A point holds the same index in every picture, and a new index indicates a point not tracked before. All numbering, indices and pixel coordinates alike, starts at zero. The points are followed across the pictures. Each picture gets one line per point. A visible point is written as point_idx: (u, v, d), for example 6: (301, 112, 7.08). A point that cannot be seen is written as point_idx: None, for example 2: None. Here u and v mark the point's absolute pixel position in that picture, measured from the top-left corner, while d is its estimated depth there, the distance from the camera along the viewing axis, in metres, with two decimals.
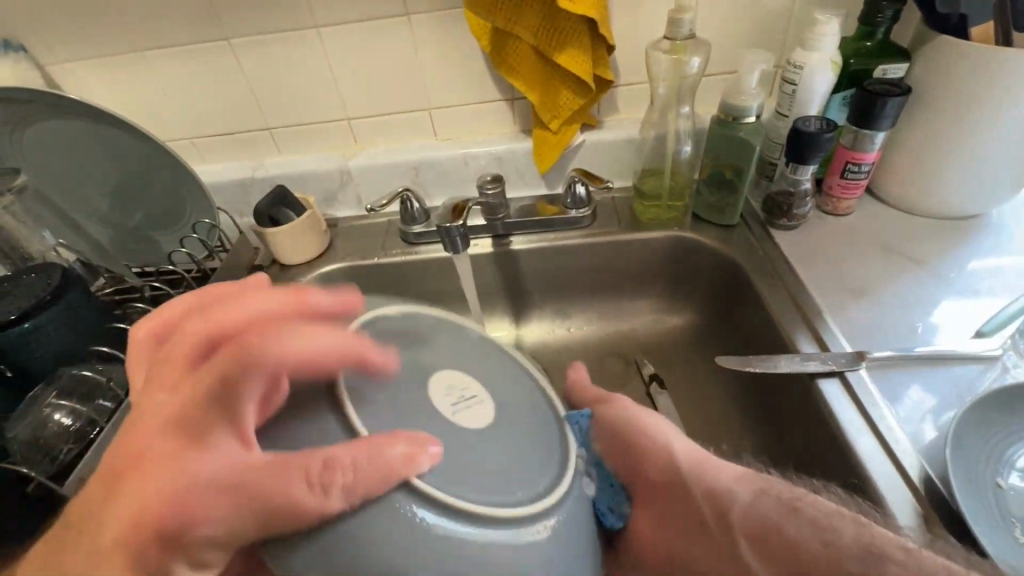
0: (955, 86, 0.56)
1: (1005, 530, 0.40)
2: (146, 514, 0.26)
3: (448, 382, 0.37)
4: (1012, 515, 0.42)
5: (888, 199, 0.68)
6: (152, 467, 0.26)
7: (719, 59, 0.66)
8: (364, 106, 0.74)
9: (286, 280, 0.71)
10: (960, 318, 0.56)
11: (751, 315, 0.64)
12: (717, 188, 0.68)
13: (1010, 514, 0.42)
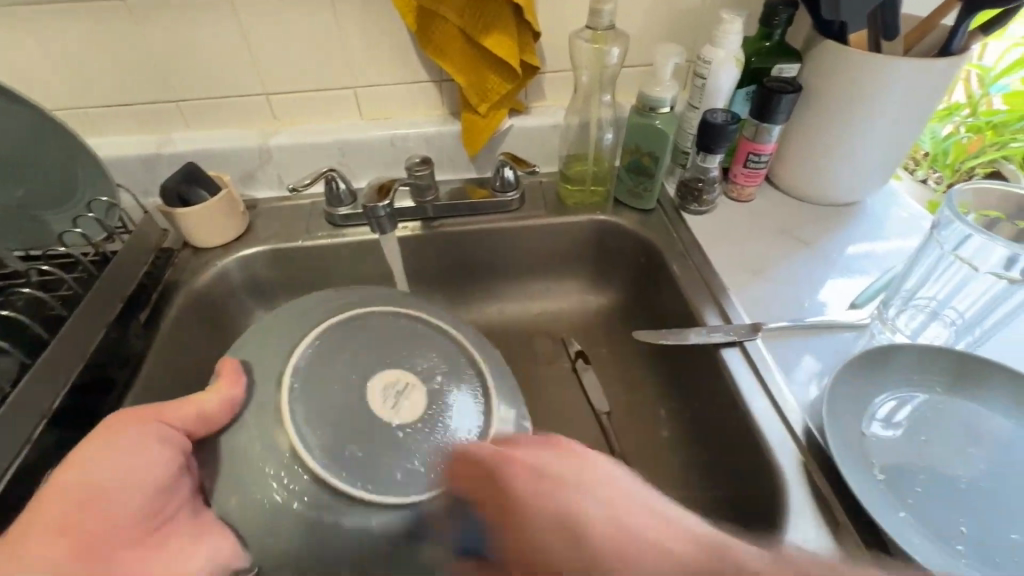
0: (839, 86, 0.62)
1: (865, 468, 0.46)
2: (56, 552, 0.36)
3: (384, 387, 0.45)
4: (874, 458, 0.47)
5: (783, 188, 0.76)
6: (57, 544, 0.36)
7: (638, 52, 0.70)
8: (283, 82, 0.71)
9: (198, 265, 0.67)
10: (840, 291, 0.63)
11: (666, 293, 0.69)
12: (636, 173, 0.71)
13: (872, 457, 0.47)
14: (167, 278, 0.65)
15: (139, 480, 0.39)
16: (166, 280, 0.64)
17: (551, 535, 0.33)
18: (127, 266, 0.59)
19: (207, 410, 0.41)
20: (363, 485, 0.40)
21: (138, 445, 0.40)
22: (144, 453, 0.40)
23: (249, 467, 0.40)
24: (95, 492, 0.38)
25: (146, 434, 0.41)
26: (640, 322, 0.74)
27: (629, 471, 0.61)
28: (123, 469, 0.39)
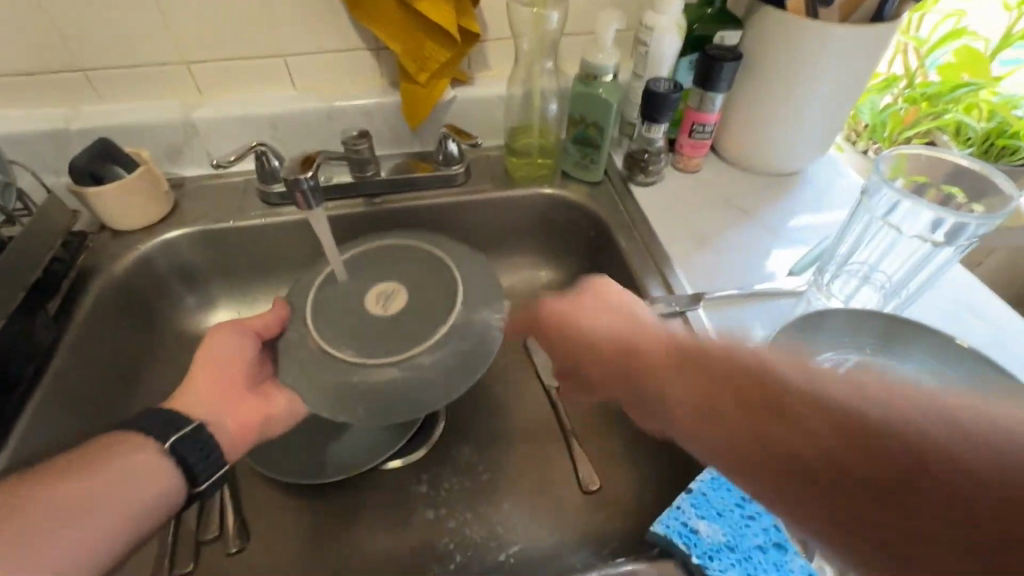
0: (777, 53, 0.62)
1: None
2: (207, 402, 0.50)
3: (375, 297, 0.55)
4: None
5: (729, 159, 0.76)
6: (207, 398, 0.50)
7: (581, 18, 0.67)
8: (204, 49, 0.66)
9: (117, 249, 0.63)
10: (780, 261, 0.64)
11: (613, 266, 0.68)
12: (582, 145, 0.70)
13: None
14: (80, 264, 0.60)
15: (243, 367, 0.54)
16: (79, 267, 0.59)
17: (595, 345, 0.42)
18: (27, 252, 0.54)
19: (268, 322, 0.56)
20: (380, 359, 0.49)
21: (235, 346, 0.54)
22: (244, 348, 0.54)
23: (302, 376, 0.49)
24: (224, 372, 0.53)
25: (240, 338, 0.55)
26: None
27: (578, 444, 0.61)
28: (231, 360, 0.53)
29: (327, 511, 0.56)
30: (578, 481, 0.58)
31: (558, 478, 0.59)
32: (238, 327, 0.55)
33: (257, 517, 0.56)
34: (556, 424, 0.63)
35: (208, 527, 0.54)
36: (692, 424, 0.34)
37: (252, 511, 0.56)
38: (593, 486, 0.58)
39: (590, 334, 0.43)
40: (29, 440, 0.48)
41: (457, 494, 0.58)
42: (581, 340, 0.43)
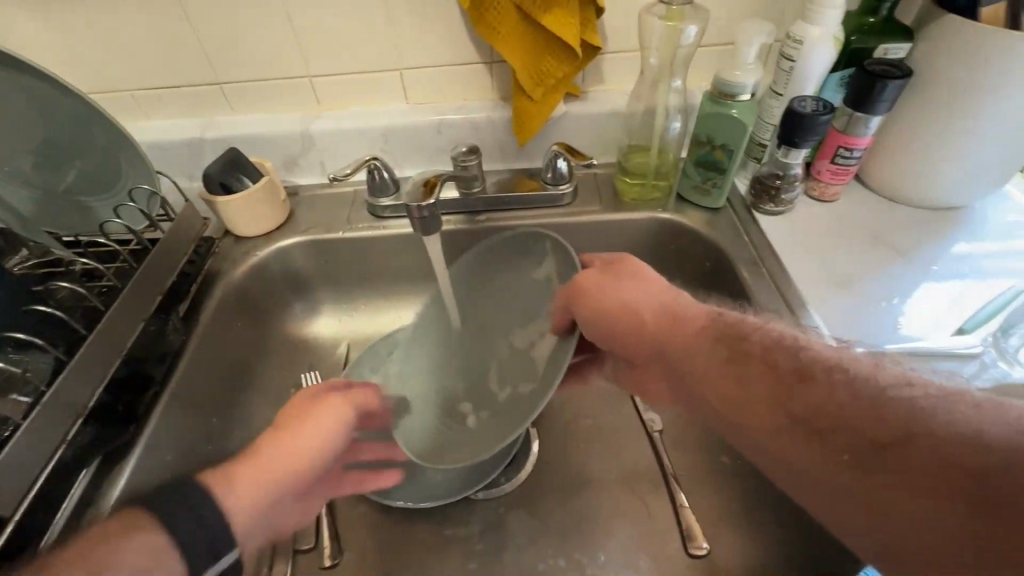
0: (959, 69, 0.53)
1: None
2: (274, 464, 0.43)
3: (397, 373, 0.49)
4: None
5: (874, 185, 0.67)
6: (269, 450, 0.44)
7: (714, 30, 0.61)
8: (327, 63, 0.67)
9: (239, 254, 0.66)
10: (938, 303, 0.56)
11: (733, 302, 0.62)
12: (705, 167, 0.64)
13: None
14: (208, 268, 0.63)
15: (298, 461, 0.44)
16: (206, 271, 0.63)
17: (659, 338, 0.45)
18: (166, 257, 0.57)
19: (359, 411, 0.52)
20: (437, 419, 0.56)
21: (316, 416, 0.47)
22: (296, 468, 0.44)
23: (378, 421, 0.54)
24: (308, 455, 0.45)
25: (329, 416, 0.48)
26: None
27: (683, 495, 0.55)
28: (301, 450, 0.45)
29: (420, 535, 0.56)
30: (683, 541, 0.53)
31: (662, 534, 0.54)
32: (339, 407, 0.49)
33: (351, 532, 0.56)
34: (659, 470, 0.59)
35: (305, 537, 0.54)
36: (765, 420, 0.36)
37: (347, 525, 0.57)
38: (702, 550, 0.52)
39: (635, 318, 0.47)
40: (156, 439, 0.51)
41: (552, 538, 0.55)
42: (609, 316, 0.46)
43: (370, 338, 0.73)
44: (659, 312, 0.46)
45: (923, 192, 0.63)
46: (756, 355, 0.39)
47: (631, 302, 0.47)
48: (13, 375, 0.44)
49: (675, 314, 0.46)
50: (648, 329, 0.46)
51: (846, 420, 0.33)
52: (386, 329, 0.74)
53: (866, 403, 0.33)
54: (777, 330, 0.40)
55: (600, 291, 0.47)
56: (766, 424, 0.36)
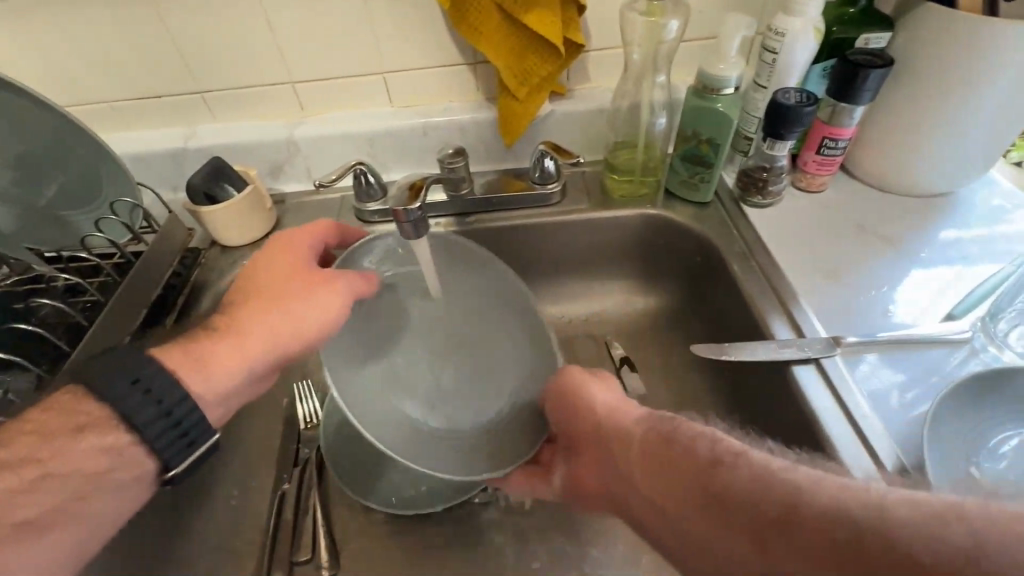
0: (939, 57, 0.53)
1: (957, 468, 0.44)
2: (268, 336, 0.44)
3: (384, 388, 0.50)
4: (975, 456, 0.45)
5: (859, 175, 0.67)
6: (257, 327, 0.44)
7: (697, 25, 0.61)
8: (308, 68, 0.67)
9: (226, 264, 0.65)
10: (926, 292, 0.56)
11: (724, 296, 0.62)
12: (692, 163, 0.64)
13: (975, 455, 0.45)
14: (194, 280, 0.62)
15: (279, 334, 0.44)
16: (193, 283, 0.62)
17: (594, 414, 0.46)
18: (150, 270, 0.56)
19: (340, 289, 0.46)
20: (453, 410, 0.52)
21: (308, 291, 0.45)
22: (277, 341, 0.44)
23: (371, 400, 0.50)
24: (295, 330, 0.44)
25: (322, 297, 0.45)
26: (695, 325, 0.68)
27: None
28: (282, 326, 0.44)
29: (418, 542, 0.55)
30: None
31: None
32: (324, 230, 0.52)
33: (348, 542, 0.56)
34: None
35: (302, 548, 0.54)
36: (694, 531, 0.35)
37: (344, 534, 0.56)
38: None
39: (584, 404, 0.47)
40: None
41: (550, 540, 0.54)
42: (576, 417, 0.47)
43: None
44: (609, 405, 0.47)
45: (905, 181, 0.63)
46: (697, 476, 0.36)
47: (595, 393, 0.47)
48: None
49: (615, 418, 0.45)
50: (590, 421, 0.47)
51: (766, 509, 0.31)
52: None
53: (776, 499, 0.31)
54: (710, 434, 0.38)
55: (585, 382, 0.47)
56: (705, 532, 0.34)
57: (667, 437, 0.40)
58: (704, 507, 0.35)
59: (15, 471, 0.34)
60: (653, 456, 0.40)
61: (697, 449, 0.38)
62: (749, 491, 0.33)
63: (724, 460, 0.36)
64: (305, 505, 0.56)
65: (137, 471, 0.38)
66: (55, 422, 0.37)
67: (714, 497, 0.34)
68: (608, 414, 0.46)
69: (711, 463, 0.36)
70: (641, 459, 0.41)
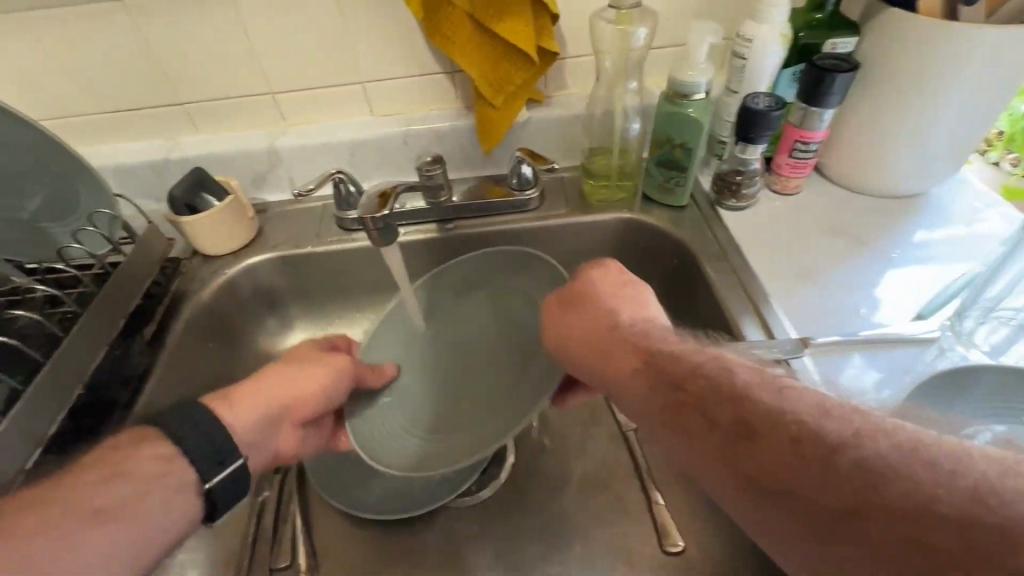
0: (904, 61, 0.54)
1: None
2: (283, 394, 0.51)
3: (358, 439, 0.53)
4: None
5: (833, 177, 0.68)
6: (279, 379, 0.51)
7: (668, 32, 0.62)
8: (288, 79, 0.68)
9: (207, 274, 0.65)
10: (897, 291, 0.57)
11: (700, 299, 0.63)
12: (667, 167, 0.65)
13: None
14: (173, 290, 0.62)
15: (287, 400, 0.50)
16: (172, 293, 0.62)
17: (592, 328, 0.42)
18: (128, 281, 0.56)
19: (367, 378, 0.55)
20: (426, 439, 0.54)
21: (320, 361, 0.53)
22: (284, 394, 0.50)
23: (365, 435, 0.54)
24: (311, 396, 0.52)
25: (327, 371, 0.53)
26: (673, 328, 0.69)
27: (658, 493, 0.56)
28: (290, 386, 0.51)
29: (397, 548, 0.55)
30: (659, 539, 0.53)
31: (639, 533, 0.54)
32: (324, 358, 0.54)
33: (328, 549, 0.56)
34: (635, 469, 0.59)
35: (281, 555, 0.54)
36: (697, 460, 0.33)
37: (324, 541, 0.56)
38: (678, 547, 0.52)
39: (575, 332, 0.43)
40: None
41: (529, 544, 0.55)
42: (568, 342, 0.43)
43: None
44: (601, 321, 0.43)
45: (877, 184, 0.64)
46: (704, 410, 0.33)
47: (586, 313, 0.44)
48: None
49: (606, 353, 0.41)
50: (585, 345, 0.42)
51: (788, 453, 0.29)
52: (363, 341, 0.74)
53: (799, 454, 0.28)
54: (722, 363, 0.35)
55: (578, 306, 0.45)
56: (705, 468, 0.33)
57: (670, 361, 0.37)
58: (722, 472, 0.32)
59: (97, 473, 0.38)
60: (647, 381, 0.37)
61: (699, 373, 0.35)
62: (772, 427, 0.30)
63: (734, 391, 0.33)
64: (284, 515, 0.57)
65: (183, 477, 0.40)
66: (114, 450, 0.39)
67: (719, 430, 0.32)
68: (599, 350, 0.41)
69: (721, 390, 0.33)
70: (631, 386, 0.38)
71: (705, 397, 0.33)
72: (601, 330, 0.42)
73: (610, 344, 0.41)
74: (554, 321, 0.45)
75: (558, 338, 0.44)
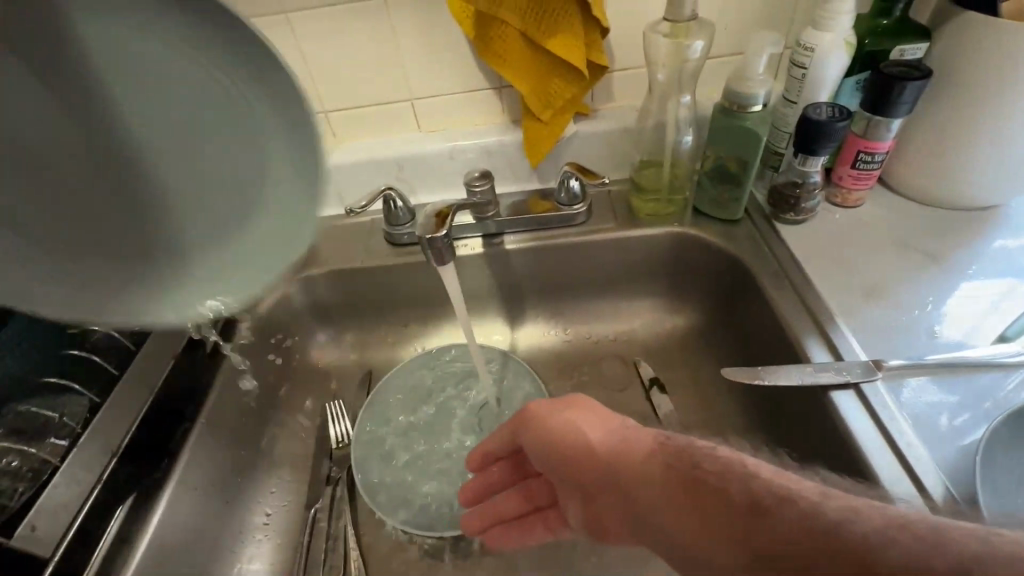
0: (982, 67, 0.51)
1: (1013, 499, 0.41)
2: None
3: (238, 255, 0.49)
4: None
5: (898, 189, 0.65)
6: None
7: (723, 42, 0.61)
8: (341, 98, 0.69)
9: None
10: (974, 311, 0.53)
11: (756, 316, 0.60)
12: (721, 180, 0.63)
13: None
14: None
15: None
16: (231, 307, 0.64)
17: (587, 441, 0.41)
18: None
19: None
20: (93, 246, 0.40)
21: None
22: None
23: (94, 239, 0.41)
24: None
25: None
26: (726, 346, 0.67)
27: None
28: None
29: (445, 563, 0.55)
30: None
31: None
32: None
33: (378, 563, 0.56)
34: None
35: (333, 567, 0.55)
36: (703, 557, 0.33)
37: (374, 555, 0.57)
38: None
39: (575, 438, 0.42)
40: (188, 471, 0.52)
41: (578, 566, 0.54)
42: (557, 450, 0.42)
43: (393, 365, 0.74)
44: (610, 433, 0.41)
45: (948, 195, 0.61)
46: (717, 501, 0.33)
47: (584, 423, 0.42)
48: (51, 419, 0.48)
49: (616, 443, 0.40)
50: (593, 465, 0.40)
51: (799, 532, 0.29)
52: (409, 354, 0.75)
53: (796, 529, 0.30)
54: (731, 462, 0.35)
55: (545, 418, 0.44)
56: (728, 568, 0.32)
57: (672, 455, 0.37)
58: (733, 550, 0.32)
59: None
60: (649, 478, 0.37)
61: (701, 469, 0.35)
62: (781, 515, 0.31)
63: (752, 485, 0.33)
64: (335, 529, 0.56)
65: None
66: None
67: (754, 535, 0.31)
68: (609, 440, 0.41)
69: (712, 478, 0.34)
70: (651, 490, 0.37)
71: (704, 488, 0.34)
72: (613, 423, 0.42)
73: (624, 448, 0.40)
74: (537, 418, 0.44)
75: (550, 427, 0.43)
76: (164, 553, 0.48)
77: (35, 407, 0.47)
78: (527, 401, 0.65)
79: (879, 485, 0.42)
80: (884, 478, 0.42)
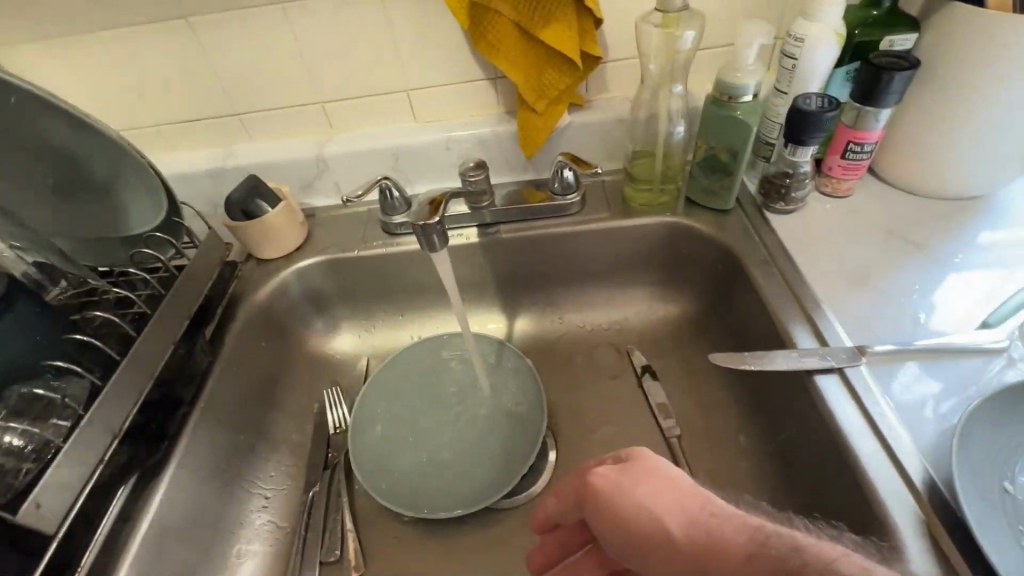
0: (970, 57, 0.52)
1: (989, 478, 0.42)
2: None
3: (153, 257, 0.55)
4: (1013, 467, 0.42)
5: (889, 179, 0.65)
6: None
7: (715, 33, 0.62)
8: (338, 88, 0.70)
9: (261, 277, 0.68)
10: (960, 299, 0.54)
11: (746, 305, 0.61)
12: (713, 170, 0.64)
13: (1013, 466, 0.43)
14: (231, 292, 0.66)
15: None
16: (230, 295, 0.65)
17: (661, 523, 0.31)
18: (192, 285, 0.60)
19: None
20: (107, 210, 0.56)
21: None
22: None
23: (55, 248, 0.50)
24: None
25: None
26: (717, 334, 0.68)
27: None
28: None
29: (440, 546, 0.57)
30: None
31: None
32: None
33: (374, 545, 0.58)
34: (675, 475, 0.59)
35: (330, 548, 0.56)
36: None
37: (370, 538, 0.59)
38: None
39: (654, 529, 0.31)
40: (188, 454, 0.54)
41: None
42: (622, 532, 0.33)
43: (390, 352, 0.75)
44: (692, 520, 0.31)
45: (938, 185, 0.61)
46: None
47: (645, 488, 0.33)
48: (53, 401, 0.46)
49: (704, 535, 0.30)
50: (677, 559, 0.30)
51: None
52: (406, 341, 0.76)
53: None
54: None
55: (617, 499, 0.34)
56: None
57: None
58: None
59: None
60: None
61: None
62: None
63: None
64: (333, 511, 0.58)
65: None
66: None
67: None
68: (693, 533, 0.30)
69: None
70: None
71: None
72: (688, 498, 0.32)
73: (721, 546, 0.29)
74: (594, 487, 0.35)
75: (621, 512, 0.33)
76: (167, 532, 0.50)
77: (35, 388, 0.46)
78: (521, 388, 0.66)
79: (860, 467, 0.43)
80: (865, 460, 0.43)
